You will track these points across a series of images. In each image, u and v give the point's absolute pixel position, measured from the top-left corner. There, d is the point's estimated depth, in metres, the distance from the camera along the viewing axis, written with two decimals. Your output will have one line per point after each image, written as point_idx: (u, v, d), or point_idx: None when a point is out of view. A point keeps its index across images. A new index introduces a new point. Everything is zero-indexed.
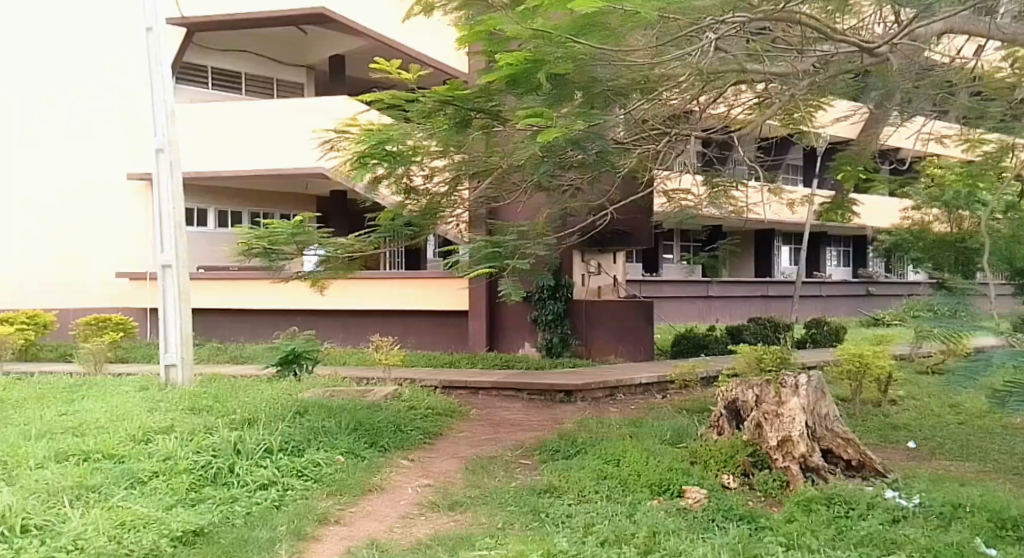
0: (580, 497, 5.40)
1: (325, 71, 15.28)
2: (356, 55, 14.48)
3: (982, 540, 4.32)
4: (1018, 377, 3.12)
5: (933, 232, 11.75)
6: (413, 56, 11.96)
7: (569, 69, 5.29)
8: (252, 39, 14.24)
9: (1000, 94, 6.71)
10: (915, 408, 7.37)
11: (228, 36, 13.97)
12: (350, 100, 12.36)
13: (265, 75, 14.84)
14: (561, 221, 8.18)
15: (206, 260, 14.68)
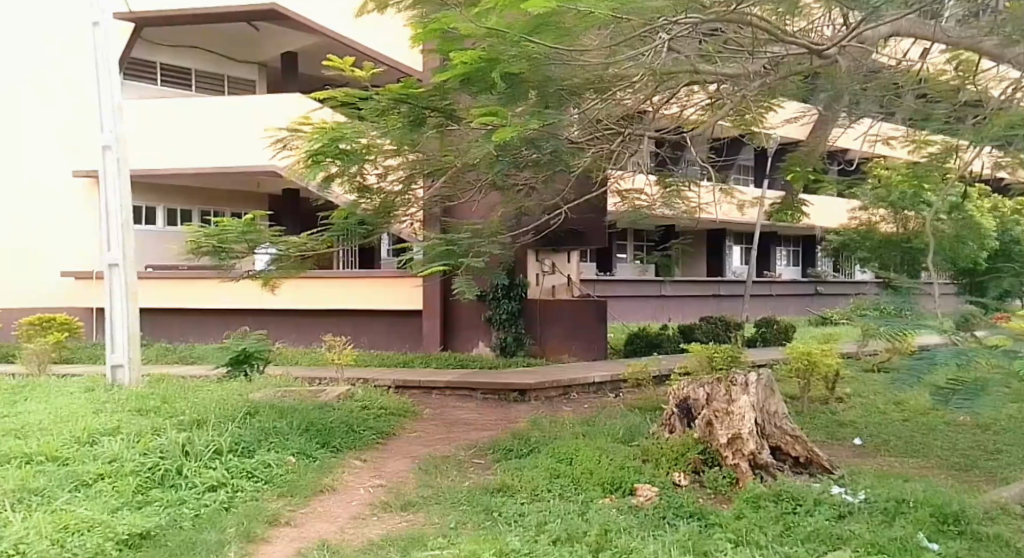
0: (533, 495, 5.33)
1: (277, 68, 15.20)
2: (310, 52, 14.41)
3: (924, 534, 4.29)
4: (962, 375, 3.27)
5: (880, 232, 12.80)
6: (365, 54, 11.95)
7: (525, 68, 5.21)
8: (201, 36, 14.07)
9: (945, 96, 6.88)
10: (862, 405, 7.53)
11: (176, 32, 13.78)
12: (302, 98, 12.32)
13: (215, 72, 14.69)
14: (516, 221, 8.31)
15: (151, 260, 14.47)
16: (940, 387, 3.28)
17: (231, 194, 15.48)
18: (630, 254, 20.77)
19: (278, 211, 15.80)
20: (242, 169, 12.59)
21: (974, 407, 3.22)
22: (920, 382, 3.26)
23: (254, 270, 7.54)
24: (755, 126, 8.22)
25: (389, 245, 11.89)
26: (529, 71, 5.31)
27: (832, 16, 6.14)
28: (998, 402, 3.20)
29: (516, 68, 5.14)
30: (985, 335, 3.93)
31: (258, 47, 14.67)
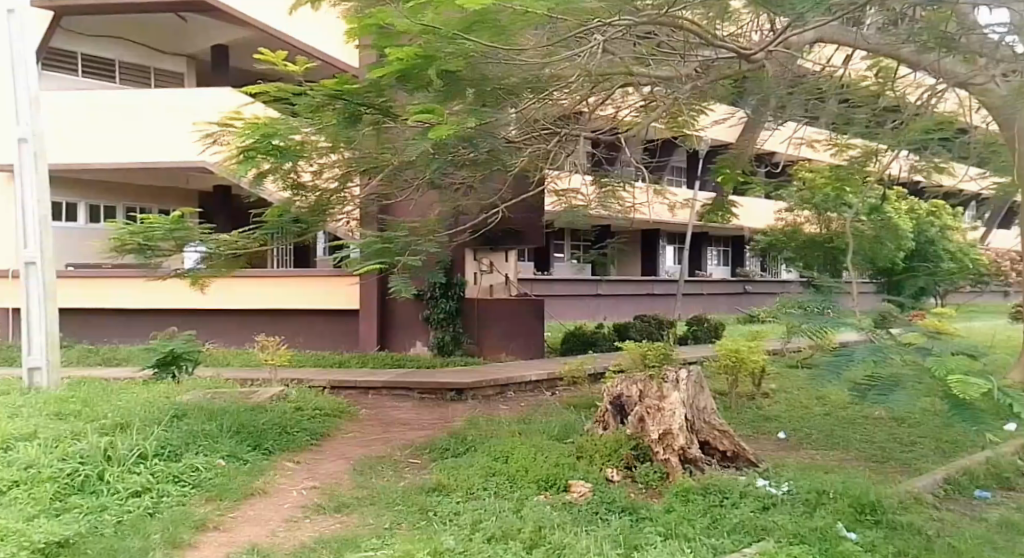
0: (468, 494, 4.96)
1: (208, 61, 14.93)
2: (240, 45, 14.23)
3: (843, 524, 4.30)
4: (877, 371, 3.60)
5: (806, 232, 13.37)
6: (298, 47, 11.73)
7: (461, 65, 4.88)
8: (127, 26, 13.61)
9: (867, 101, 7.16)
10: (785, 400, 7.84)
11: (100, 22, 13.29)
12: (234, 92, 12.01)
13: (141, 64, 14.21)
14: (454, 220, 8.38)
15: (68, 256, 13.91)
16: (858, 381, 3.63)
17: (158, 190, 15.06)
18: (568, 253, 20.95)
19: (209, 208, 15.48)
20: (176, 165, 12.20)
21: (892, 400, 3.45)
22: (839, 375, 3.70)
23: (183, 269, 7.39)
24: (688, 128, 8.52)
25: (324, 244, 11.51)
26: (467, 72, 5.05)
27: (761, 22, 6.11)
28: (909, 394, 3.45)
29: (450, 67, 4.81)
30: (899, 334, 4.12)
31: (187, 39, 14.28)
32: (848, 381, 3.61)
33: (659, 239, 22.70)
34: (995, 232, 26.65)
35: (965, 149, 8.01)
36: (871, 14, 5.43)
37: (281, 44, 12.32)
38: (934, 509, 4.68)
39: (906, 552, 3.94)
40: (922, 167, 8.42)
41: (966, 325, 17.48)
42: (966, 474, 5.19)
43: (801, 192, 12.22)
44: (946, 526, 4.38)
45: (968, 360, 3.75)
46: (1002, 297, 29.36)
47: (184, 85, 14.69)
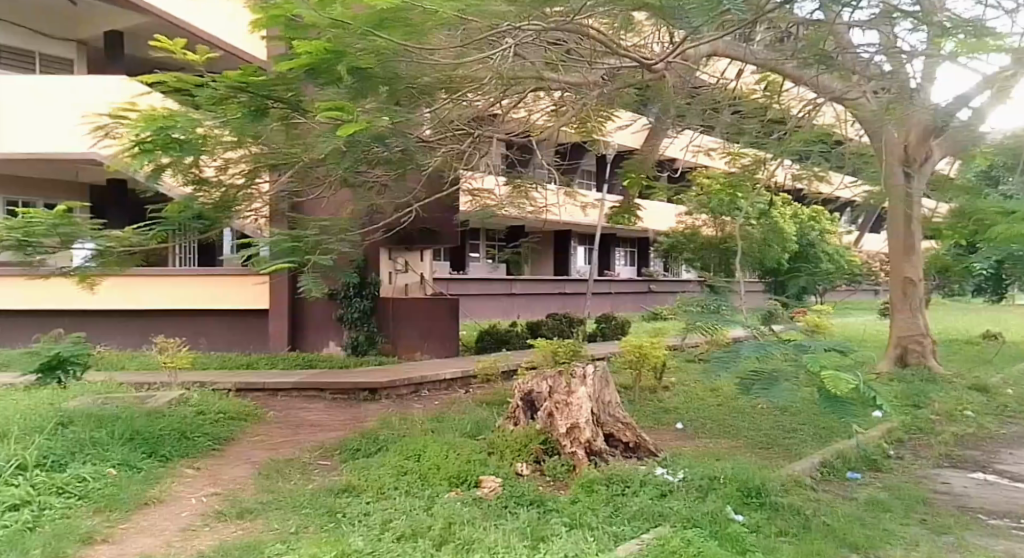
0: (379, 494, 4.90)
1: (100, 48, 14.10)
2: (136, 32, 13.51)
3: (732, 507, 4.61)
4: (759, 366, 3.93)
5: (703, 235, 14.15)
6: (199, 37, 11.27)
7: (373, 63, 4.66)
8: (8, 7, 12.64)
9: (756, 114, 7.67)
10: (684, 392, 8.27)
11: None
12: (128, 81, 11.41)
13: (25, 47, 13.22)
14: (366, 217, 8.31)
15: None
16: (742, 376, 3.92)
17: (41, 181, 13.95)
18: (484, 252, 20.98)
19: (100, 204, 14.60)
20: (64, 156, 11.46)
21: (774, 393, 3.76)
22: (728, 370, 3.95)
23: (70, 267, 6.94)
24: (597, 133, 8.81)
25: (229, 242, 11.10)
26: (376, 71, 4.79)
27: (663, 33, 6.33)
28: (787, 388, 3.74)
29: (371, 74, 4.75)
30: (782, 330, 4.44)
31: (77, 23, 13.43)
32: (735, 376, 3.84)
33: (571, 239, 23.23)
34: (867, 237, 28.99)
35: (840, 160, 8.75)
36: (763, 32, 5.75)
37: (176, 32, 11.80)
38: (813, 490, 5.08)
39: (786, 532, 4.28)
40: (804, 175, 8.97)
41: (844, 321, 18.94)
42: (839, 457, 5.66)
43: (700, 196, 12.87)
44: (822, 506, 4.77)
45: (839, 356, 4.08)
46: (870, 295, 32.06)
47: (73, 72, 13.79)
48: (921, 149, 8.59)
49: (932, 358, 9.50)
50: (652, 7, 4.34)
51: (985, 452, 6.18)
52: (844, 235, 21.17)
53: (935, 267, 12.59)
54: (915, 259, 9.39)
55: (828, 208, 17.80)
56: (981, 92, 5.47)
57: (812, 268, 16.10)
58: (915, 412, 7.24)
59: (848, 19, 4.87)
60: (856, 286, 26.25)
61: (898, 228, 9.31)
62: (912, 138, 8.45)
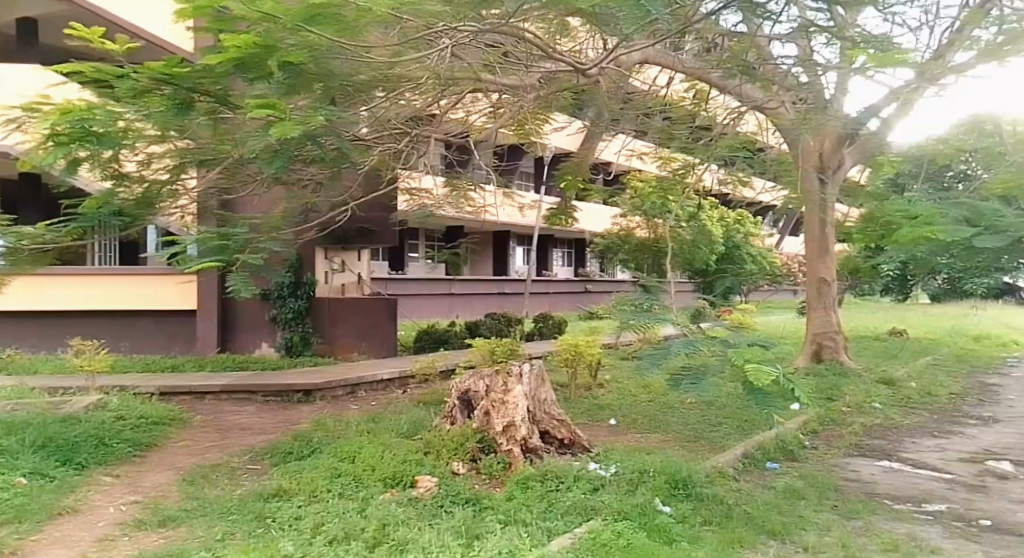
0: (311, 497, 4.84)
1: (12, 35, 13.38)
2: (51, 19, 12.86)
3: (660, 499, 4.78)
4: (689, 361, 4.10)
5: (637, 236, 14.52)
6: (121, 26, 10.87)
7: (304, 59, 4.45)
8: None
9: (685, 120, 7.94)
10: (617, 389, 8.49)
11: None
12: (43, 71, 10.88)
13: None
14: (301, 216, 8.18)
15: None
16: (672, 372, 4.09)
17: None
18: (422, 252, 20.88)
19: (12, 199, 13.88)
20: None
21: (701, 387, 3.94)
22: (659, 366, 4.11)
23: None
24: (535, 136, 8.91)
25: (155, 240, 10.71)
26: (309, 67, 4.63)
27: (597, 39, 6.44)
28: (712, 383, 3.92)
29: (304, 71, 4.58)
30: (709, 327, 4.62)
31: None
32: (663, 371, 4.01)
33: (510, 240, 23.39)
34: (788, 240, 30.36)
35: (763, 166, 9.16)
36: (690, 42, 5.94)
37: (96, 21, 11.30)
38: (735, 480, 5.32)
39: (710, 521, 4.47)
40: (730, 180, 9.47)
41: (767, 320, 19.79)
42: (760, 449, 5.94)
43: (633, 199, 13.21)
44: (743, 496, 5.00)
45: (761, 350, 4.30)
46: (791, 295, 33.54)
47: None
48: (835, 157, 9.14)
49: (844, 354, 10.05)
50: (585, 14, 4.41)
51: (890, 441, 6.61)
52: (767, 237, 22.06)
53: (849, 268, 13.32)
54: (829, 261, 9.88)
55: (752, 213, 18.50)
56: (890, 104, 5.82)
57: (736, 270, 16.74)
58: (829, 404, 7.66)
59: (769, 32, 5.09)
60: (779, 286, 27.44)
61: (814, 232, 9.75)
62: (828, 145, 8.98)
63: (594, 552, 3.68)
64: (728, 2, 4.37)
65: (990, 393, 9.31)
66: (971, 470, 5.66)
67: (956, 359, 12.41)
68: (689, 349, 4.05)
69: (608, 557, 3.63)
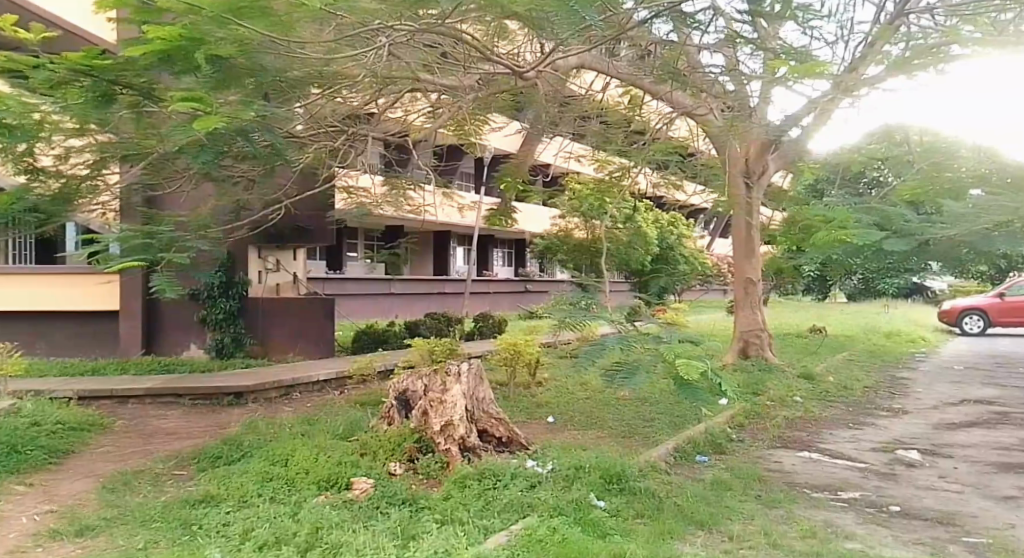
0: (241, 502, 4.74)
1: None
2: None
3: (595, 494, 4.88)
4: (622, 357, 4.23)
5: (575, 238, 14.77)
6: (36, 14, 10.42)
7: (232, 52, 4.32)
8: None
9: (621, 124, 8.14)
10: (556, 387, 8.61)
11: None
12: None
13: None
14: (232, 214, 7.96)
15: None
16: (606, 368, 4.20)
17: None
18: (361, 252, 20.61)
19: None
20: None
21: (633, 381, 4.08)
22: (594, 363, 4.22)
23: None
24: (474, 136, 8.92)
25: (74, 237, 10.21)
26: (239, 62, 4.51)
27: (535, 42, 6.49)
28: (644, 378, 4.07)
29: (233, 66, 4.46)
30: (642, 325, 4.74)
31: None
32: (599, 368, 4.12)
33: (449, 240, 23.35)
34: (718, 241, 31.41)
35: (694, 170, 9.48)
36: (624, 49, 6.09)
37: (10, 8, 10.72)
38: (666, 474, 5.49)
39: (642, 514, 4.60)
40: (662, 182, 9.90)
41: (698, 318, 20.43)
42: (691, 443, 6.14)
43: (572, 200, 13.41)
44: (674, 489, 5.17)
45: (691, 346, 4.47)
46: (721, 295, 34.69)
47: None
48: (759, 163, 9.49)
49: (769, 350, 10.44)
50: (520, 18, 4.46)
51: (810, 433, 6.94)
52: (699, 239, 22.76)
53: (775, 269, 13.89)
54: (755, 261, 10.30)
55: (684, 215, 19.07)
56: (810, 114, 6.11)
57: (669, 271, 17.21)
58: (755, 399, 7.99)
59: (698, 41, 5.35)
60: (709, 286, 28.36)
61: (741, 234, 10.12)
62: (754, 151, 9.32)
63: (529, 548, 3.74)
64: (659, 11, 4.52)
65: (901, 386, 9.90)
66: (883, 459, 6.01)
67: (871, 354, 13.13)
68: (623, 345, 4.17)
69: (543, 551, 3.70)
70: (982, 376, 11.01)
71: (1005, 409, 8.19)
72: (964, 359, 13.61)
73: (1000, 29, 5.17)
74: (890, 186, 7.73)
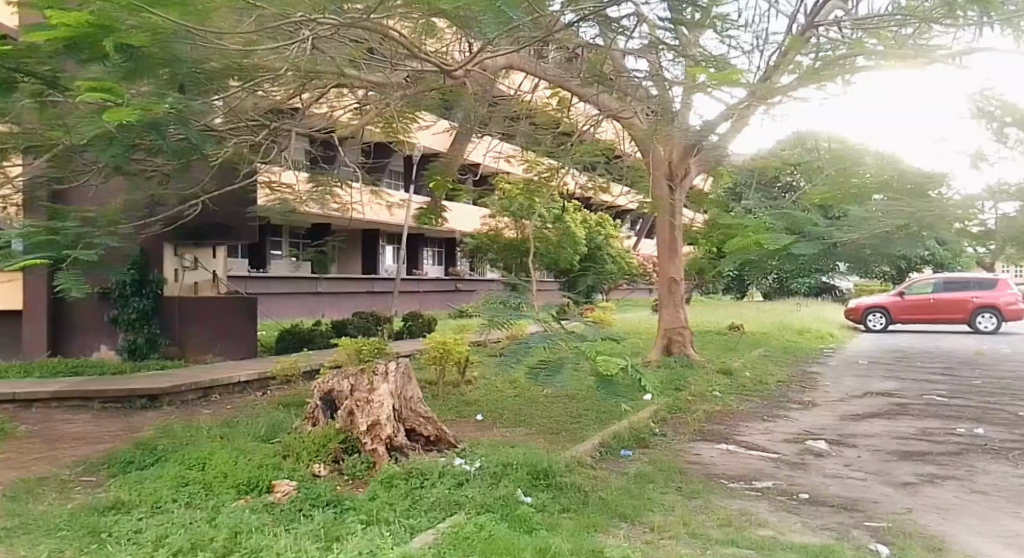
0: (153, 508, 4.55)
1: None
2: None
3: (522, 490, 4.94)
4: (547, 356, 4.30)
5: (504, 237, 15.26)
6: None
7: (145, 41, 4.13)
8: None
9: (550, 126, 8.35)
10: (484, 386, 8.65)
11: None
12: None
13: None
14: (147, 209, 7.63)
15: None
16: (531, 366, 4.28)
17: None
18: (286, 250, 20.04)
19: None
20: None
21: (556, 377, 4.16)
22: (518, 362, 4.27)
23: None
24: (401, 134, 8.85)
25: None
26: (153, 51, 4.32)
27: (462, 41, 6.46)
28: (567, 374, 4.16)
29: (147, 55, 4.28)
30: (570, 324, 4.79)
31: None
32: (524, 367, 4.20)
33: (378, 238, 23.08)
34: (643, 242, 32.26)
35: (619, 172, 9.78)
36: (552, 51, 6.17)
37: None
38: (591, 468, 5.60)
39: (568, 509, 4.69)
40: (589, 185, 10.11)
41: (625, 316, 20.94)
42: (615, 438, 6.28)
43: (501, 200, 13.48)
44: (599, 483, 5.28)
45: (613, 343, 4.58)
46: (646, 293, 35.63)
47: None
48: (682, 166, 9.73)
49: (691, 347, 10.79)
50: (449, 17, 4.46)
51: (728, 426, 7.22)
52: (626, 239, 23.32)
53: (697, 269, 14.40)
54: (678, 261, 10.62)
55: (611, 216, 19.50)
56: (726, 120, 6.34)
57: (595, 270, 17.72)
58: (677, 394, 8.26)
59: (623, 46, 5.43)
60: (634, 285, 29.09)
61: (665, 235, 10.41)
62: (676, 155, 9.53)
63: (455, 546, 3.75)
64: (585, 15, 4.61)
65: (810, 380, 10.44)
66: (794, 449, 6.32)
67: (784, 350, 13.78)
68: (547, 344, 4.24)
69: (470, 548, 3.71)
70: (883, 370, 11.74)
71: (904, 400, 8.77)
72: (868, 354, 14.47)
73: (899, 45, 5.52)
74: (802, 190, 8.12)
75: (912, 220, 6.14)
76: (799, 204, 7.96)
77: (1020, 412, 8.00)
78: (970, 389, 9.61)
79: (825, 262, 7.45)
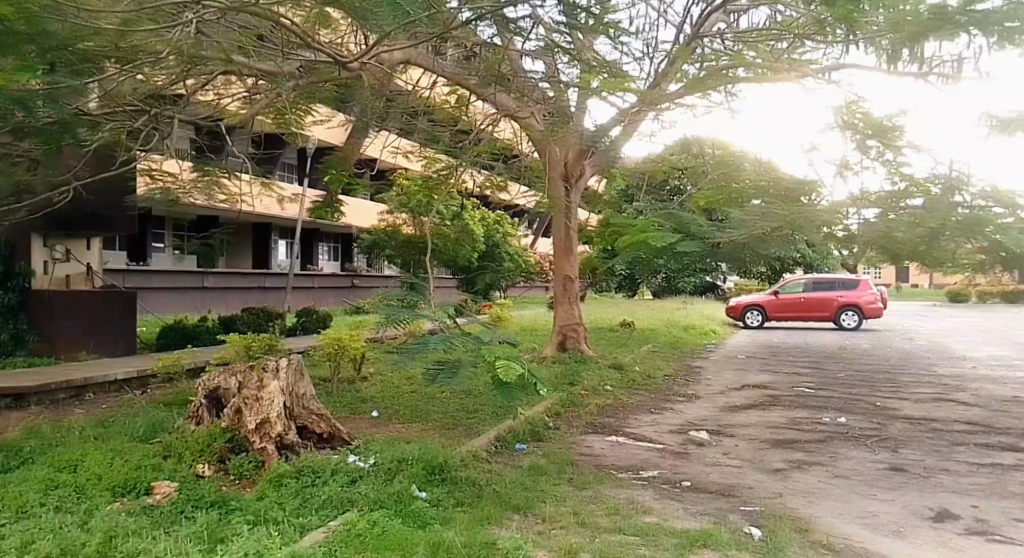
0: (18, 514, 4.20)
1: None
2: None
3: (417, 486, 4.91)
4: (444, 355, 4.26)
5: (401, 233, 15.31)
6: None
7: (12, 17, 3.80)
8: None
9: (447, 124, 8.41)
10: (380, 382, 8.59)
11: None
12: None
13: None
14: (10, 195, 7.05)
15: None
16: (427, 364, 4.25)
17: None
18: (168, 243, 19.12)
19: None
20: None
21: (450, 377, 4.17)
22: (413, 359, 4.23)
23: None
24: (293, 126, 8.61)
25: None
26: (20, 27, 3.95)
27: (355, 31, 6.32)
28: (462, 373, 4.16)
29: (11, 31, 3.89)
30: (466, 321, 4.81)
31: None
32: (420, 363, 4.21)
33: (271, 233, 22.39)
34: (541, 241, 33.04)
35: (516, 171, 10.05)
36: (448, 47, 6.18)
37: None
38: (486, 462, 5.67)
39: (462, 502, 4.73)
40: (488, 182, 10.31)
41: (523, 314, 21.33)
42: (511, 431, 6.41)
43: (399, 197, 13.43)
44: (494, 476, 5.36)
45: (504, 342, 4.62)
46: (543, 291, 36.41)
47: None
48: (577, 167, 9.99)
49: (585, 343, 11.09)
50: (344, 7, 4.41)
51: (618, 418, 7.52)
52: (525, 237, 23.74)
53: (590, 267, 14.89)
54: (573, 260, 10.84)
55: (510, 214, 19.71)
56: (619, 125, 6.61)
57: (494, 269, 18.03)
58: (570, 388, 8.53)
59: (520, 47, 5.53)
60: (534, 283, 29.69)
61: (561, 234, 10.68)
62: (572, 158, 9.74)
63: (346, 544, 3.67)
64: (482, 14, 4.62)
65: (694, 374, 11.03)
66: (677, 440, 6.64)
67: (670, 345, 14.48)
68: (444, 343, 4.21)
69: (361, 546, 3.65)
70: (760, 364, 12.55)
71: (778, 391, 9.41)
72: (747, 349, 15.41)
73: (774, 60, 5.99)
74: (689, 195, 8.60)
75: (786, 222, 6.64)
76: (684, 207, 8.42)
77: (876, 401, 8.77)
78: (835, 381, 10.43)
79: (708, 259, 7.97)
